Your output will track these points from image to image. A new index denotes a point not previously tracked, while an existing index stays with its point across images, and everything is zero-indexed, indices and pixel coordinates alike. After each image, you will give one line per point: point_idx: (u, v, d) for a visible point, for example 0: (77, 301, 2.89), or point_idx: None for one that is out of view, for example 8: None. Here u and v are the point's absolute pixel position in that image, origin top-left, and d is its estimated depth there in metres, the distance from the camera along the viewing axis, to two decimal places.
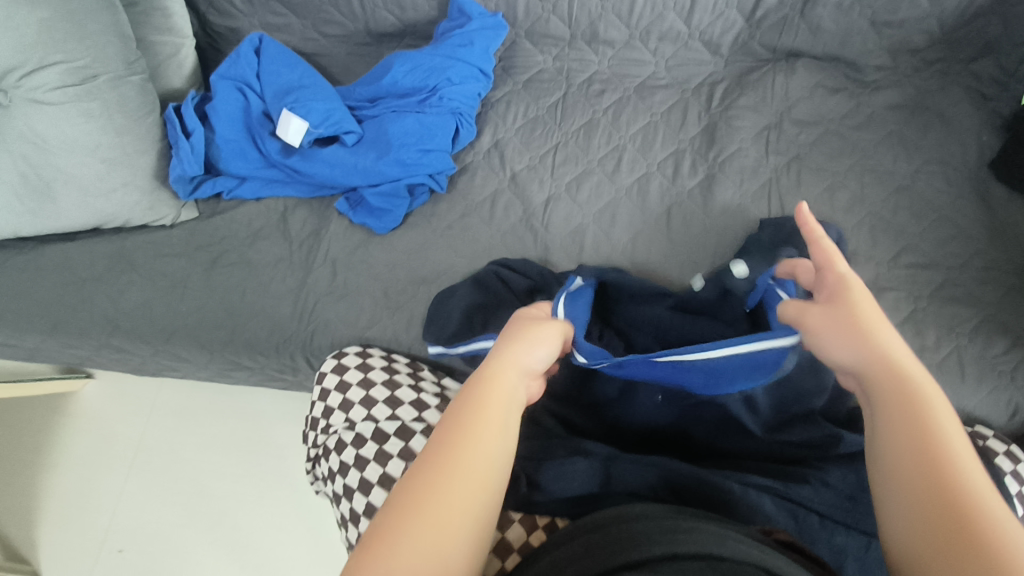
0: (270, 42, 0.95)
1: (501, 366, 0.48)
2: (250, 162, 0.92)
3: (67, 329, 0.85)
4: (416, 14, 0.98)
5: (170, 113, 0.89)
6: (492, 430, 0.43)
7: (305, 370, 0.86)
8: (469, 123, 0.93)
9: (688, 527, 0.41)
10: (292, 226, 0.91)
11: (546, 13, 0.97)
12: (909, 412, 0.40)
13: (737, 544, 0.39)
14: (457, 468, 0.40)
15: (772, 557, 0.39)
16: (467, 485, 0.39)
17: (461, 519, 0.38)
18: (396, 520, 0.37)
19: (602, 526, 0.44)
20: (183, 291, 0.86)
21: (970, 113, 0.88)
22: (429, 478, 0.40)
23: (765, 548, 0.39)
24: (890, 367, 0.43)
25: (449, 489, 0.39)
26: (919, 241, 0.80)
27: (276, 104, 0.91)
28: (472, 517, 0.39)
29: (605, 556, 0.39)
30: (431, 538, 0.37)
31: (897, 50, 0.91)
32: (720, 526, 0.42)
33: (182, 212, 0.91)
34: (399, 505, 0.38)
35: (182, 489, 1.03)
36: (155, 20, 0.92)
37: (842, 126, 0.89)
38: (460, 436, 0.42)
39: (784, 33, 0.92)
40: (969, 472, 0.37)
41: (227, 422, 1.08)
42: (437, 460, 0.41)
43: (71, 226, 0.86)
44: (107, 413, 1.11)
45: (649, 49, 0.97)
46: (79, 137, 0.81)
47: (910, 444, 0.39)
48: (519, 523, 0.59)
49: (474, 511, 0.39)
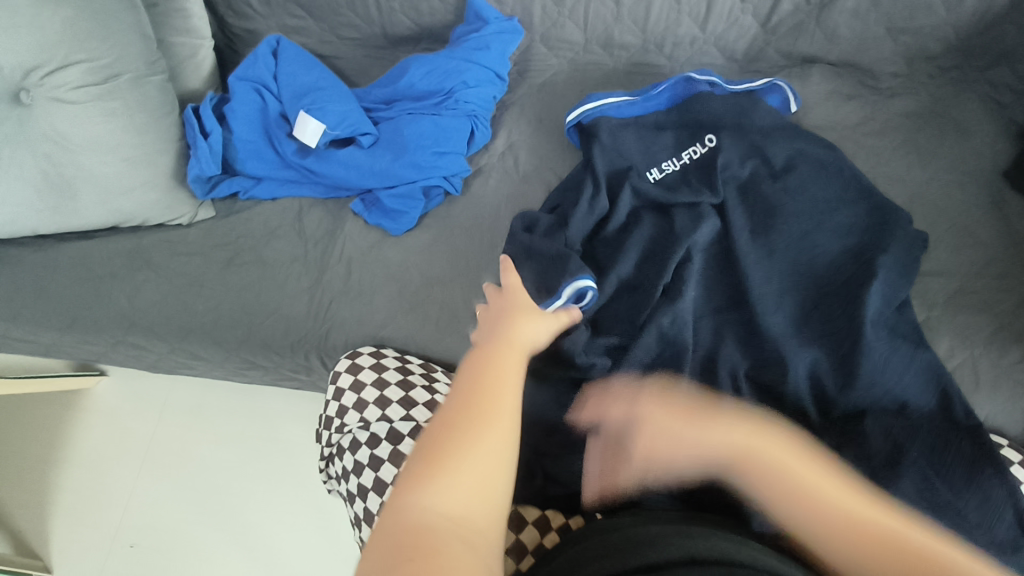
0: (288, 44, 0.96)
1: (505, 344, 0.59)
2: (266, 163, 0.93)
3: (85, 326, 0.86)
4: (432, 18, 0.99)
5: (189, 114, 0.90)
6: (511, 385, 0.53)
7: (318, 369, 0.86)
8: (484, 126, 0.94)
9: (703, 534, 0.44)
10: (307, 225, 0.92)
11: (562, 17, 0.96)
12: (804, 502, 0.48)
13: (753, 550, 0.43)
14: (484, 421, 0.49)
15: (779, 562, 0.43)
16: (497, 442, 0.48)
17: (503, 449, 0.48)
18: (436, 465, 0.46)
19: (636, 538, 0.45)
20: (199, 289, 0.87)
21: (985, 121, 0.88)
22: (453, 429, 0.49)
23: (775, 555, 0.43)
24: (853, 515, 0.47)
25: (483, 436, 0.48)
26: (936, 247, 0.80)
27: (294, 105, 0.92)
28: (504, 453, 0.48)
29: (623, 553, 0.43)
30: (467, 484, 0.45)
31: (913, 57, 0.91)
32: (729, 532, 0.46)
33: (199, 211, 0.92)
34: (449, 431, 0.49)
35: (193, 485, 1.04)
36: (174, 21, 0.93)
37: (858, 132, 0.89)
38: (482, 393, 0.51)
39: (800, 39, 0.93)
40: (882, 520, 0.47)
41: (239, 420, 1.09)
42: (460, 421, 0.49)
43: (89, 224, 0.87)
44: (121, 409, 1.12)
45: (664, 55, 0.97)
46: (101, 136, 0.82)
47: (810, 512, 0.48)
48: (532, 526, 0.63)
49: (507, 452, 0.48)
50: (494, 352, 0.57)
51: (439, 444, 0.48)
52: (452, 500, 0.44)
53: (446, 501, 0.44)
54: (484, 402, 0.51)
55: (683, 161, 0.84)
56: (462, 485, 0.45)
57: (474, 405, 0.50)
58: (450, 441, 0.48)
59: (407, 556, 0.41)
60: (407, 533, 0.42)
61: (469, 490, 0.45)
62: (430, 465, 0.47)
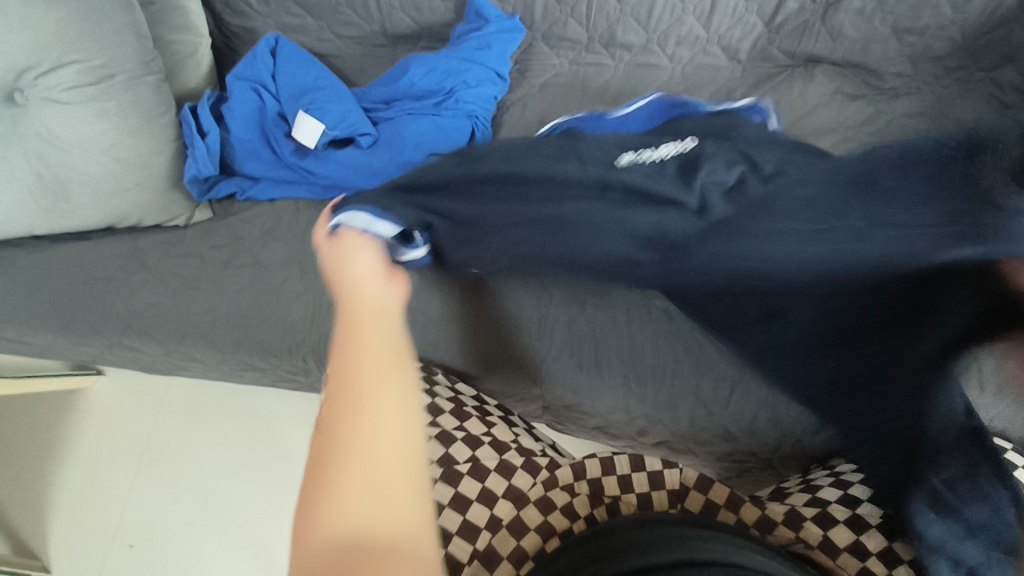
0: (286, 42, 0.94)
1: (367, 314, 0.55)
2: (265, 163, 0.92)
3: (81, 327, 0.85)
4: (433, 16, 0.98)
5: (186, 114, 0.89)
6: (381, 348, 0.49)
7: (317, 372, 0.85)
8: (484, 126, 0.93)
9: (702, 534, 0.46)
10: (305, 226, 0.91)
11: (564, 16, 0.95)
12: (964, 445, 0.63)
13: (750, 552, 0.46)
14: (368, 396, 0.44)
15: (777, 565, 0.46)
16: (391, 402, 0.44)
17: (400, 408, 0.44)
18: (327, 468, 0.40)
19: (639, 538, 0.46)
20: (195, 291, 0.86)
21: (991, 123, 0.87)
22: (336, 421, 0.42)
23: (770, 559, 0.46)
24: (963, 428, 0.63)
25: (370, 406, 0.43)
26: None
27: (292, 105, 0.91)
28: (403, 415, 0.43)
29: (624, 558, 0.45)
30: (374, 460, 0.40)
31: (918, 57, 0.90)
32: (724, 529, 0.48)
33: (195, 213, 0.91)
34: (332, 416, 0.43)
35: (191, 486, 1.04)
36: (172, 18, 0.92)
37: (862, 132, 0.88)
38: (350, 372, 0.46)
39: (804, 38, 0.92)
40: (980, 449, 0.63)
41: (237, 421, 1.08)
42: (343, 397, 0.44)
43: (85, 225, 0.86)
44: (119, 409, 1.12)
45: (666, 54, 0.96)
46: (94, 137, 0.81)
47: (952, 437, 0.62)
48: (535, 531, 0.62)
49: (403, 410, 0.44)
50: (357, 325, 0.53)
51: (325, 450, 0.41)
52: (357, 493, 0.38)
53: (349, 503, 0.38)
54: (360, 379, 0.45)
55: (671, 151, 0.73)
56: (370, 468, 0.40)
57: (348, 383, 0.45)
58: (333, 444, 0.41)
59: None
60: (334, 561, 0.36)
61: (378, 472, 0.40)
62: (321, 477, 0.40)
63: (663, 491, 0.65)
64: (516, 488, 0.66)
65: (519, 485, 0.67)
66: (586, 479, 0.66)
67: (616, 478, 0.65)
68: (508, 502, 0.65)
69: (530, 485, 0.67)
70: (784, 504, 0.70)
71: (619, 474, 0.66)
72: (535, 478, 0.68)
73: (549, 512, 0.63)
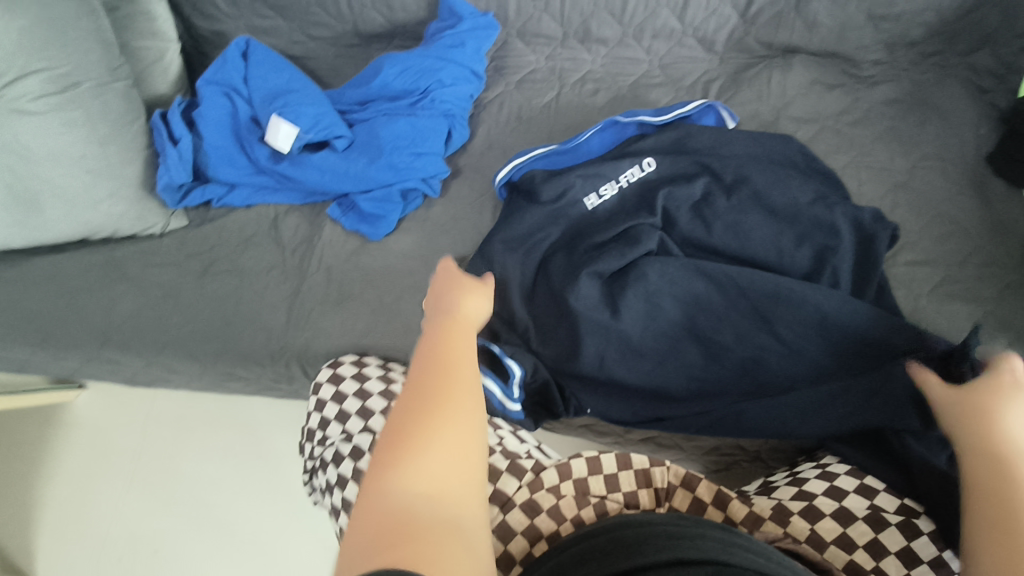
0: (258, 45, 0.93)
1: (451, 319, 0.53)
2: (239, 169, 0.90)
3: (58, 342, 0.83)
4: (405, 15, 0.96)
5: (156, 121, 0.88)
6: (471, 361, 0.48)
7: (300, 379, 0.84)
8: (461, 125, 0.92)
9: (693, 534, 0.46)
10: (284, 233, 0.90)
11: (537, 12, 0.95)
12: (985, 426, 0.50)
13: (741, 552, 0.45)
14: (453, 401, 0.43)
15: (771, 562, 0.45)
16: (469, 406, 0.44)
17: (471, 413, 0.44)
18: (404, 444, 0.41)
19: (626, 541, 0.46)
20: (175, 302, 0.85)
21: (968, 107, 0.87)
22: (415, 417, 0.42)
23: (766, 557, 0.46)
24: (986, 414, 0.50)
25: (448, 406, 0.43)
26: (919, 238, 0.79)
27: (265, 109, 0.89)
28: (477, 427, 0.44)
29: (618, 557, 0.44)
30: (451, 433, 0.42)
31: (894, 44, 0.90)
32: (719, 528, 0.48)
33: (171, 221, 0.90)
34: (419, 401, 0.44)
35: (179, 498, 1.02)
36: (139, 24, 0.90)
37: (840, 121, 0.88)
38: (444, 365, 0.46)
39: (780, 28, 0.91)
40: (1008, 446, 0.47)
41: (223, 431, 1.07)
42: (427, 385, 0.45)
43: (58, 237, 0.84)
44: (104, 423, 1.10)
45: (642, 47, 0.95)
46: (64, 147, 0.79)
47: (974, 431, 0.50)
48: (521, 535, 0.61)
49: (476, 422, 0.44)
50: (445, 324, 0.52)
51: (403, 434, 0.42)
52: (427, 481, 0.39)
53: (419, 478, 0.39)
54: (449, 384, 0.45)
55: (621, 184, 0.81)
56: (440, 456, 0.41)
57: (440, 382, 0.45)
58: (402, 438, 0.41)
59: (386, 545, 0.36)
60: (386, 521, 0.37)
61: (447, 467, 0.40)
62: (395, 451, 0.41)
63: (647, 489, 0.65)
64: (501, 493, 0.66)
65: (504, 489, 0.67)
66: (572, 479, 0.65)
67: (602, 477, 0.65)
68: (494, 507, 0.65)
69: (515, 489, 0.66)
70: (771, 498, 0.68)
71: (605, 473, 0.65)
72: (520, 482, 0.67)
73: (535, 516, 0.62)
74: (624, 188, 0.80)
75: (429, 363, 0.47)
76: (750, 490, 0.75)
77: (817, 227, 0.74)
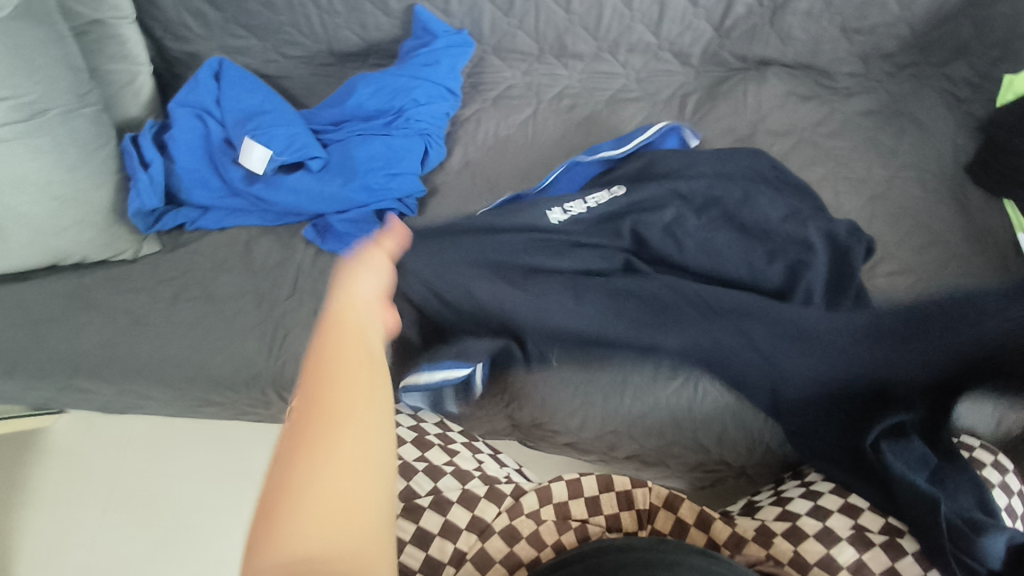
0: (230, 66, 0.93)
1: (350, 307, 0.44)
2: (212, 192, 0.90)
3: (26, 372, 0.82)
4: (379, 33, 0.96)
5: (127, 144, 0.87)
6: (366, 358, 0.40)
7: (276, 405, 0.82)
8: (438, 144, 0.91)
9: (670, 562, 0.46)
10: (257, 256, 0.88)
11: (512, 28, 0.94)
12: None
13: None
14: (347, 419, 0.35)
15: None
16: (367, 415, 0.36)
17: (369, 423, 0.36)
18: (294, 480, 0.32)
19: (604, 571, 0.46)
20: (146, 328, 0.84)
21: (945, 117, 0.87)
22: (305, 442, 0.33)
23: None
24: None
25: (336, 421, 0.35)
26: (900, 250, 0.79)
27: (237, 131, 0.88)
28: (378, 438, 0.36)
29: None
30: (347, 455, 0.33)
31: (869, 56, 0.90)
32: (698, 553, 0.47)
33: (143, 246, 0.88)
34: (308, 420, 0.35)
35: (155, 526, 1.00)
36: (109, 48, 0.89)
37: (817, 133, 0.88)
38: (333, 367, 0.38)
39: (755, 42, 0.91)
40: None
41: (202, 455, 1.05)
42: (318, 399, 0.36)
43: (26, 265, 0.83)
44: (80, 449, 1.08)
45: (618, 62, 0.95)
46: (29, 174, 0.77)
47: None
48: (500, 563, 0.60)
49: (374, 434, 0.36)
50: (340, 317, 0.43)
51: (290, 467, 0.33)
52: (320, 529, 0.31)
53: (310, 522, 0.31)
54: (341, 396, 0.36)
55: (589, 204, 0.81)
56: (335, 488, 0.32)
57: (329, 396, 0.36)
58: (293, 469, 0.33)
59: None
60: None
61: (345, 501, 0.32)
62: (282, 495, 0.32)
63: (629, 512, 0.64)
64: (480, 519, 0.65)
65: (482, 515, 0.65)
66: (552, 503, 0.64)
67: (584, 499, 0.64)
68: (472, 534, 0.64)
69: (494, 515, 0.65)
70: (754, 519, 0.67)
71: (586, 495, 0.64)
72: (499, 507, 0.65)
73: (515, 542, 0.61)
74: (593, 208, 0.80)
75: (319, 372, 0.37)
76: (734, 510, 0.74)
77: (792, 241, 0.74)
